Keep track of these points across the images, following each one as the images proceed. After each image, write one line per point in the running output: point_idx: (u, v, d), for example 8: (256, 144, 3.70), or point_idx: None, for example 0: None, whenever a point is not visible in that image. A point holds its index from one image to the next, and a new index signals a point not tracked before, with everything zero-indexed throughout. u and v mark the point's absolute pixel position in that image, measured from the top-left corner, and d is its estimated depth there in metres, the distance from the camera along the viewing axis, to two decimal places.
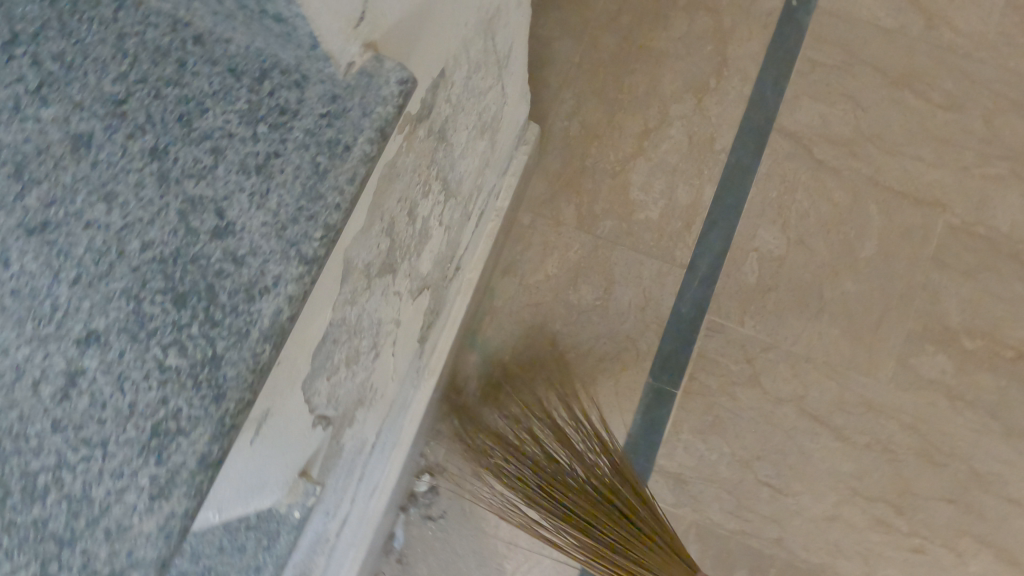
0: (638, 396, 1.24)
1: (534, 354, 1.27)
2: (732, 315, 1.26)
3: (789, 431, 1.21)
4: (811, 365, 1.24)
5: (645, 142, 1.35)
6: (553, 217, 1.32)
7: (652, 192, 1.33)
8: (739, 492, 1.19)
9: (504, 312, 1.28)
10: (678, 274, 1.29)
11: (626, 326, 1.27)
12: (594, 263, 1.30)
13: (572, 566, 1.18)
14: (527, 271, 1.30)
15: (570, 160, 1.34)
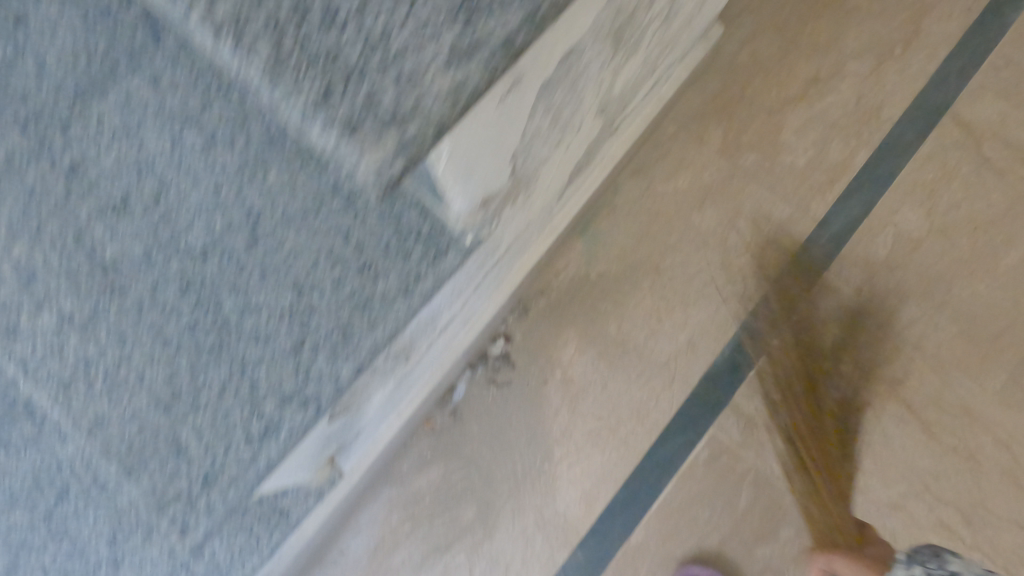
0: (733, 331, 1.21)
1: (642, 260, 1.24)
2: (852, 282, 1.22)
3: (877, 410, 1.18)
4: (919, 353, 1.19)
5: (811, 90, 1.29)
6: (696, 136, 1.28)
7: (805, 140, 1.27)
8: (808, 453, 1.17)
9: (624, 210, 1.25)
10: (808, 226, 1.24)
11: (741, 260, 1.23)
12: (727, 190, 1.26)
13: (621, 469, 1.17)
14: (657, 178, 1.26)
15: (729, 85, 1.29)
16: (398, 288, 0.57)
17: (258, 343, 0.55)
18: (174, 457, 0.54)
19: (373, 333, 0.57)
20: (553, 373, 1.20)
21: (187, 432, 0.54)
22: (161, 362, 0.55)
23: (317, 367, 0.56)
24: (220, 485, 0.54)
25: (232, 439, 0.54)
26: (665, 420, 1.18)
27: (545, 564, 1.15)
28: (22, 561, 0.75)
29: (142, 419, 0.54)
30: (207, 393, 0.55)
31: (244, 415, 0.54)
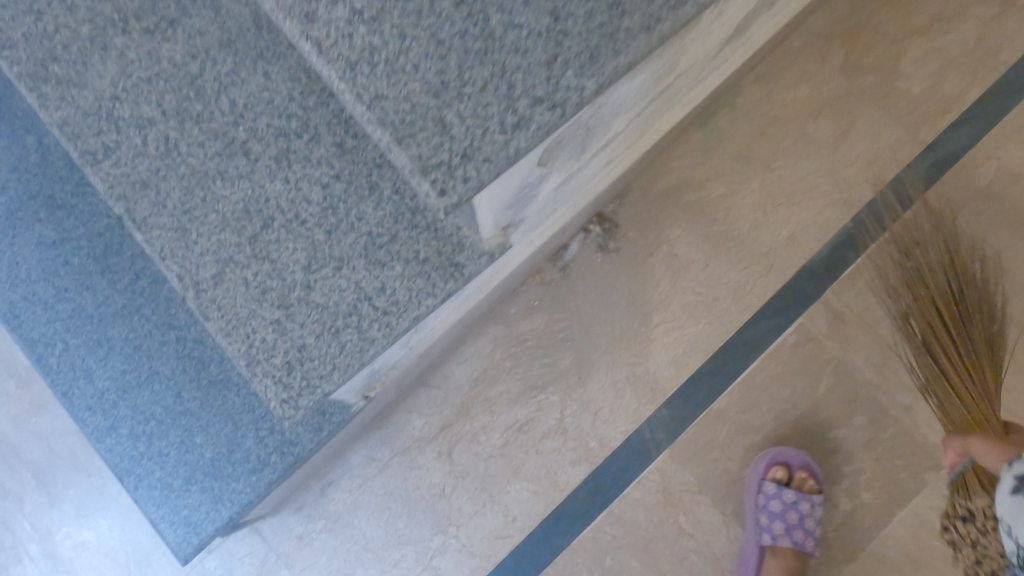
0: (832, 233, 1.29)
1: (754, 157, 1.32)
2: (950, 204, 1.29)
3: None
4: (1007, 277, 1.26)
5: (936, 25, 1.35)
6: (821, 53, 1.36)
7: (922, 71, 1.35)
8: (891, 350, 1.23)
9: (743, 111, 1.34)
10: (914, 150, 1.32)
11: (848, 171, 1.32)
12: (842, 106, 1.34)
13: (712, 341, 1.25)
14: (779, 87, 1.35)
15: (858, 11, 1.37)
16: (641, 25, 0.65)
17: (516, 54, 0.65)
18: (439, 133, 0.63)
19: (615, 61, 0.64)
20: (660, 248, 1.29)
21: (451, 115, 0.64)
22: (433, 58, 0.64)
23: (566, 81, 0.64)
24: (476, 161, 0.63)
25: (488, 126, 0.63)
26: (758, 304, 1.26)
27: (631, 415, 1.23)
28: (228, 273, 0.85)
29: (414, 100, 0.64)
30: (470, 89, 0.64)
31: (501, 108, 0.64)
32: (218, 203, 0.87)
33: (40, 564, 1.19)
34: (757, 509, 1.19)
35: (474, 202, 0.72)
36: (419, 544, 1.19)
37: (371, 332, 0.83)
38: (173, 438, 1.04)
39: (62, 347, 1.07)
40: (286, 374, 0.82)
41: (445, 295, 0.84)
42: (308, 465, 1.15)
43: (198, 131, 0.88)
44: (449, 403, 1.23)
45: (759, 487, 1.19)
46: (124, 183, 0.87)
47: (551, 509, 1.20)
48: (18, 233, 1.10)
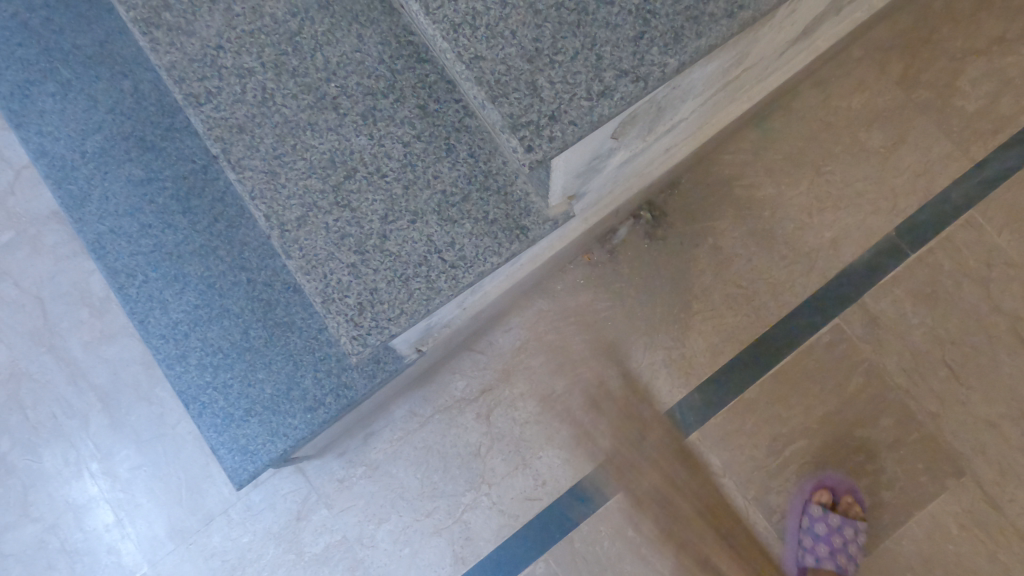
0: (875, 240, 1.33)
1: (805, 160, 1.36)
2: (995, 222, 1.32)
3: (993, 336, 1.28)
4: None
5: (996, 47, 1.39)
6: (879, 65, 1.39)
7: (979, 89, 1.38)
8: (921, 358, 1.28)
9: (798, 114, 1.38)
10: (964, 165, 1.35)
11: (896, 181, 1.35)
12: (896, 117, 1.37)
13: (749, 333, 1.29)
14: (836, 94, 1.39)
15: (919, 28, 1.41)
16: (724, 11, 0.70)
17: (606, 29, 0.70)
18: (529, 95, 0.69)
19: (697, 41, 0.69)
20: (705, 240, 1.33)
21: (542, 80, 0.69)
22: (530, 27, 0.70)
23: (651, 57, 0.69)
24: (562, 124, 0.68)
25: (575, 92, 0.69)
26: (796, 301, 1.30)
27: (664, 396, 1.27)
28: (311, 217, 0.91)
29: (509, 63, 0.70)
30: (561, 57, 0.70)
31: (589, 77, 0.69)
32: (307, 151, 0.93)
33: (98, 480, 1.27)
34: (798, 531, 1.24)
35: (550, 163, 0.78)
36: (453, 497, 1.24)
37: (438, 283, 0.89)
38: (237, 371, 1.11)
39: (142, 278, 1.15)
40: (357, 314, 0.88)
41: (509, 255, 0.90)
42: (356, 413, 1.22)
43: (293, 84, 0.95)
44: (491, 368, 1.29)
45: (803, 509, 1.24)
46: (222, 126, 0.94)
47: (580, 477, 1.25)
48: (110, 169, 1.18)
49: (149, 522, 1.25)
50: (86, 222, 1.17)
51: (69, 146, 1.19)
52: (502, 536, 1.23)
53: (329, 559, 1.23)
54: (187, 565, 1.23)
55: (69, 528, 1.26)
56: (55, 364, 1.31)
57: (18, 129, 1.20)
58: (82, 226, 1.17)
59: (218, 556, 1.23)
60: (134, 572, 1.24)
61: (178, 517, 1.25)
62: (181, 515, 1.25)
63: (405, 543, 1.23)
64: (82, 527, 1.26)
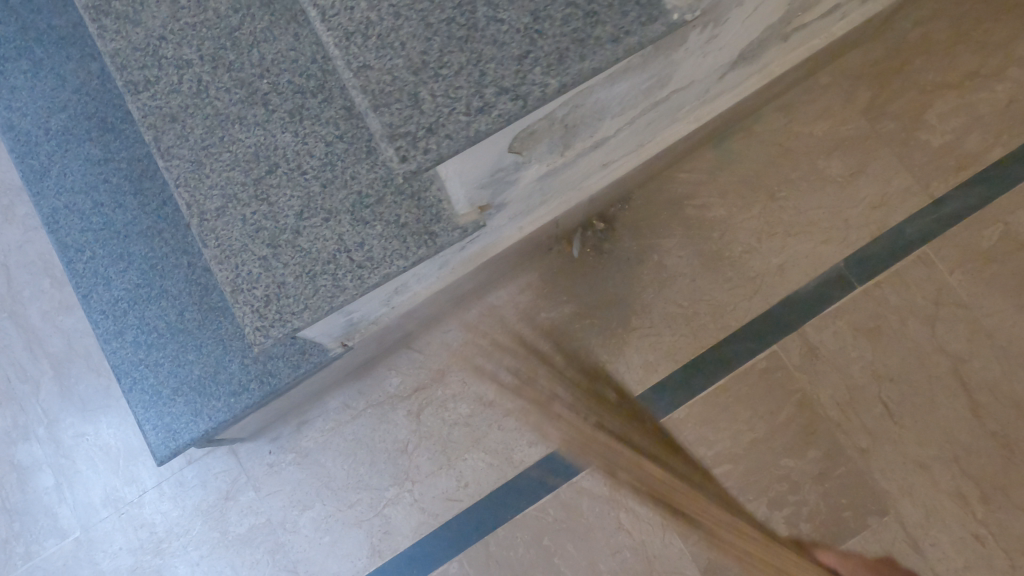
0: (823, 269, 1.31)
1: (760, 183, 1.34)
2: (948, 261, 1.30)
3: (933, 377, 1.26)
4: (990, 341, 1.27)
5: (969, 81, 1.35)
6: (846, 92, 1.37)
7: (948, 124, 1.35)
8: (856, 393, 1.27)
9: (759, 136, 1.36)
10: (923, 200, 1.32)
11: (851, 211, 1.33)
12: (859, 146, 1.35)
13: (685, 353, 1.30)
14: (799, 119, 1.36)
15: (891, 57, 1.37)
16: (610, 36, 0.71)
17: (493, 46, 0.71)
18: (411, 105, 0.71)
19: (580, 65, 0.70)
20: (651, 257, 1.33)
21: (425, 92, 0.71)
22: (419, 39, 0.72)
23: (532, 77, 0.71)
24: (438, 136, 0.70)
25: (454, 106, 0.70)
26: (736, 325, 1.30)
27: (593, 409, 1.28)
28: (230, 208, 0.94)
29: (395, 74, 0.71)
30: (446, 71, 0.71)
31: (469, 92, 0.71)
32: (234, 144, 0.96)
33: (43, 445, 1.32)
34: None
35: (442, 171, 0.80)
36: (376, 491, 1.27)
37: (344, 282, 0.92)
38: (169, 351, 1.15)
39: (89, 254, 1.19)
40: (263, 306, 0.91)
41: (415, 259, 0.92)
42: (288, 400, 1.25)
43: (228, 78, 0.98)
44: (426, 366, 1.31)
45: None
46: (156, 114, 0.97)
47: (503, 482, 1.27)
48: (70, 147, 1.23)
49: (86, 489, 1.29)
50: (44, 196, 1.22)
51: (35, 122, 1.24)
52: (421, 532, 1.26)
53: (252, 540, 1.26)
54: (117, 533, 1.28)
55: (11, 488, 1.30)
56: (14, 330, 1.36)
57: None
58: (40, 200, 1.22)
59: (147, 528, 1.28)
60: (67, 535, 1.28)
61: (114, 486, 1.29)
62: (117, 485, 1.29)
63: (325, 531, 1.26)
64: (23, 488, 1.30)
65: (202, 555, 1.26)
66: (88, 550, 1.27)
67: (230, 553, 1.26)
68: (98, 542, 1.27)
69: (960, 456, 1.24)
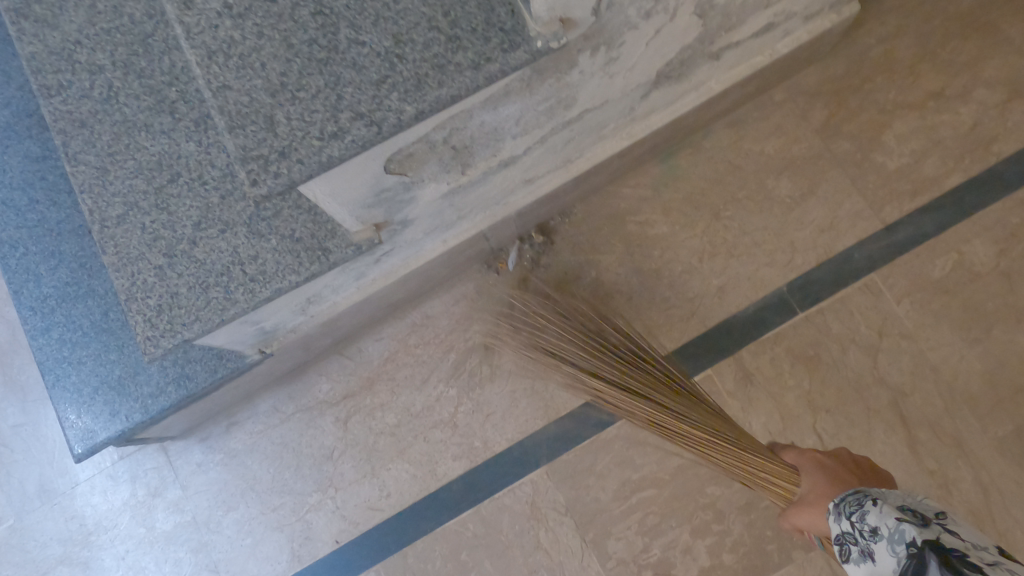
0: (764, 293, 1.27)
1: (704, 202, 1.31)
2: (896, 289, 1.25)
3: (872, 410, 1.22)
4: (934, 375, 1.22)
5: (931, 102, 1.29)
6: (801, 110, 1.32)
7: (906, 147, 1.29)
8: (790, 422, 1.23)
9: (707, 153, 1.33)
10: (873, 226, 1.28)
11: (798, 235, 1.29)
12: (810, 167, 1.30)
13: None
14: (750, 136, 1.32)
15: (851, 74, 1.32)
16: (470, 62, 0.69)
17: (353, 69, 0.70)
18: (265, 128, 0.69)
19: (437, 91, 0.69)
20: (588, 272, 1.30)
21: (280, 115, 0.69)
22: (280, 60, 0.70)
23: (389, 103, 0.69)
24: (291, 161, 0.69)
25: (309, 131, 0.69)
26: (669, 346, 1.27)
27: (520, 426, 1.27)
28: (131, 216, 0.93)
29: (253, 95, 0.69)
30: (304, 94, 0.70)
31: (324, 117, 0.69)
32: (138, 151, 0.95)
33: None
34: None
35: (313, 190, 0.78)
36: (299, 496, 1.28)
37: (236, 294, 0.92)
38: (93, 349, 1.16)
39: (23, 251, 1.21)
40: (155, 316, 0.91)
41: (307, 274, 0.93)
42: (214, 403, 1.25)
43: (138, 85, 0.98)
44: (356, 374, 1.31)
45: None
46: (64, 119, 0.95)
47: (424, 494, 1.26)
48: (11, 144, 1.24)
49: (22, 478, 1.32)
50: None
51: None
52: (341, 540, 1.26)
53: (177, 538, 1.28)
54: (49, 523, 1.30)
55: None
56: None
57: None
58: None
59: (78, 519, 1.30)
60: (2, 522, 1.31)
61: (48, 477, 1.32)
62: (52, 476, 1.32)
63: (248, 533, 1.27)
64: None
65: (128, 549, 1.28)
66: (21, 538, 1.30)
67: (154, 550, 1.28)
68: (31, 530, 1.30)
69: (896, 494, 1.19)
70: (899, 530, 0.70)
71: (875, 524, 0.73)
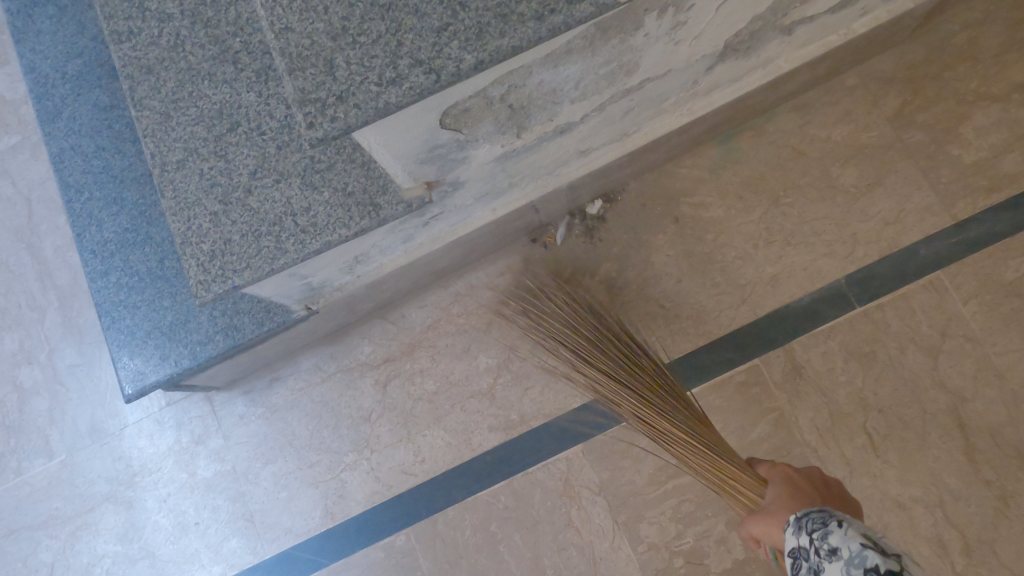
0: (821, 284, 1.23)
1: (763, 187, 1.27)
2: (963, 289, 1.19)
3: (928, 413, 1.16)
4: (998, 381, 1.15)
5: (1016, 94, 1.22)
6: (872, 96, 1.26)
7: (984, 140, 1.22)
8: (839, 419, 1.18)
9: (770, 136, 1.28)
10: (943, 221, 1.21)
11: (861, 226, 1.23)
12: (878, 157, 1.25)
13: (662, 356, 1.24)
14: (816, 121, 1.27)
15: (930, 61, 1.25)
16: (534, 14, 0.68)
17: (414, 16, 0.69)
18: (325, 71, 0.69)
19: (499, 41, 0.67)
20: (638, 253, 1.28)
21: (340, 59, 0.69)
22: (343, 5, 0.70)
23: (449, 51, 0.68)
24: (348, 105, 0.69)
25: (367, 76, 0.69)
26: (717, 333, 1.24)
27: (558, 402, 1.25)
28: (190, 162, 0.95)
29: (314, 38, 0.70)
30: (364, 39, 0.69)
31: (384, 63, 0.69)
32: (199, 99, 0.97)
33: (41, 370, 1.40)
34: None
35: (368, 140, 0.78)
36: (335, 455, 1.29)
37: (286, 245, 0.93)
38: (147, 295, 1.20)
39: (87, 196, 1.25)
40: (208, 260, 0.92)
41: (357, 230, 0.92)
42: (259, 356, 1.28)
43: (204, 35, 1.00)
44: (398, 339, 1.31)
45: None
46: (133, 65, 0.98)
47: (458, 463, 1.26)
48: (82, 93, 1.29)
49: (75, 415, 1.37)
50: (53, 136, 1.28)
51: (53, 65, 1.30)
52: (373, 502, 1.27)
53: (216, 486, 1.31)
54: (97, 462, 1.35)
55: (11, 407, 1.40)
56: (29, 261, 1.45)
57: (15, 44, 1.32)
58: (49, 140, 1.28)
59: (125, 460, 1.34)
60: (54, 457, 1.36)
61: (99, 417, 1.37)
62: (102, 416, 1.37)
63: (284, 487, 1.29)
64: (20, 409, 1.39)
65: (170, 493, 1.32)
66: (71, 473, 1.35)
67: (194, 496, 1.31)
68: (80, 467, 1.35)
69: (948, 502, 1.13)
70: (860, 556, 0.74)
71: (836, 545, 0.78)
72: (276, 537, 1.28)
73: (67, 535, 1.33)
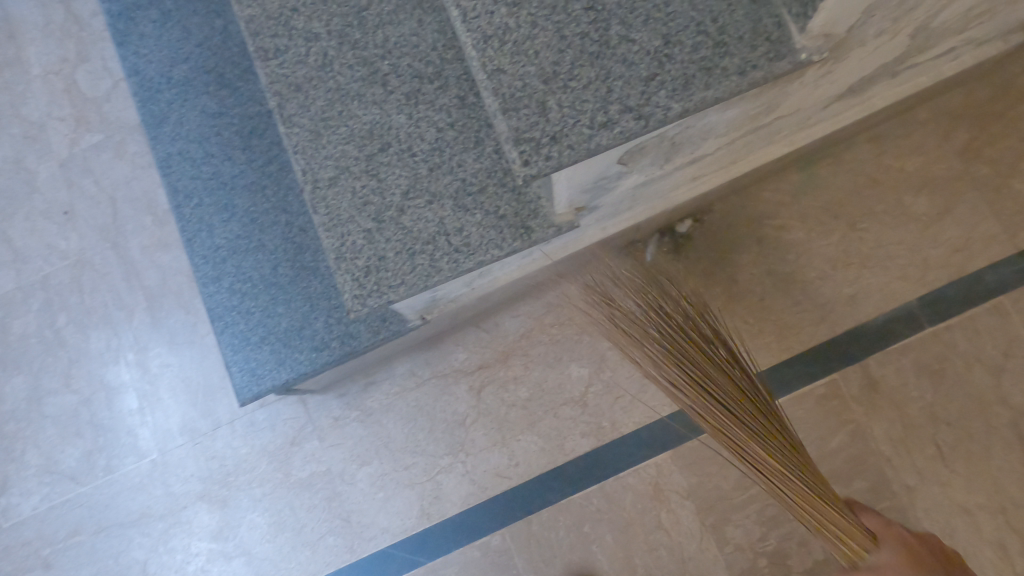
0: (894, 305, 1.32)
1: (842, 212, 1.35)
2: None
3: (992, 427, 1.26)
4: None
5: None
6: (942, 131, 1.36)
7: None
8: (911, 431, 1.28)
9: (846, 164, 1.37)
10: (1007, 250, 1.31)
11: (932, 252, 1.33)
12: (948, 187, 1.34)
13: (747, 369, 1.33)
14: (890, 152, 1.36)
15: (995, 100, 1.35)
16: (737, 68, 0.74)
17: (623, 64, 0.74)
18: (537, 113, 0.75)
19: (704, 93, 0.73)
20: (723, 270, 1.35)
21: (552, 102, 0.75)
22: (553, 50, 0.75)
23: (657, 99, 0.74)
24: (561, 146, 0.74)
25: (579, 119, 0.74)
26: (799, 349, 1.33)
27: (648, 411, 1.33)
28: (342, 179, 0.99)
29: (526, 80, 0.75)
30: (575, 83, 0.75)
31: (595, 107, 0.74)
32: (350, 119, 1.01)
33: (131, 369, 1.42)
34: None
35: (554, 177, 0.85)
36: (431, 457, 1.34)
37: (441, 262, 0.98)
38: (261, 301, 1.22)
39: (197, 202, 1.27)
40: (363, 275, 0.97)
41: (509, 250, 0.98)
42: (362, 362, 1.32)
43: (351, 56, 1.03)
44: (492, 347, 1.37)
45: None
46: (283, 82, 1.01)
47: (552, 466, 1.32)
48: (188, 98, 1.30)
49: (166, 415, 1.40)
50: (160, 141, 1.30)
51: (158, 70, 1.31)
52: (469, 503, 1.32)
53: (312, 486, 1.35)
54: (189, 462, 1.37)
55: (100, 406, 1.41)
56: (114, 260, 1.46)
57: (119, 47, 1.33)
58: (157, 144, 1.30)
59: (217, 460, 1.37)
60: (145, 456, 1.39)
61: (191, 417, 1.39)
62: (194, 417, 1.39)
63: (380, 488, 1.34)
64: (109, 408, 1.41)
65: (265, 492, 1.35)
66: (162, 472, 1.38)
67: (290, 494, 1.35)
68: (172, 466, 1.38)
69: (1011, 508, 1.23)
70: None
71: None
72: (373, 536, 1.33)
73: (160, 533, 1.36)
